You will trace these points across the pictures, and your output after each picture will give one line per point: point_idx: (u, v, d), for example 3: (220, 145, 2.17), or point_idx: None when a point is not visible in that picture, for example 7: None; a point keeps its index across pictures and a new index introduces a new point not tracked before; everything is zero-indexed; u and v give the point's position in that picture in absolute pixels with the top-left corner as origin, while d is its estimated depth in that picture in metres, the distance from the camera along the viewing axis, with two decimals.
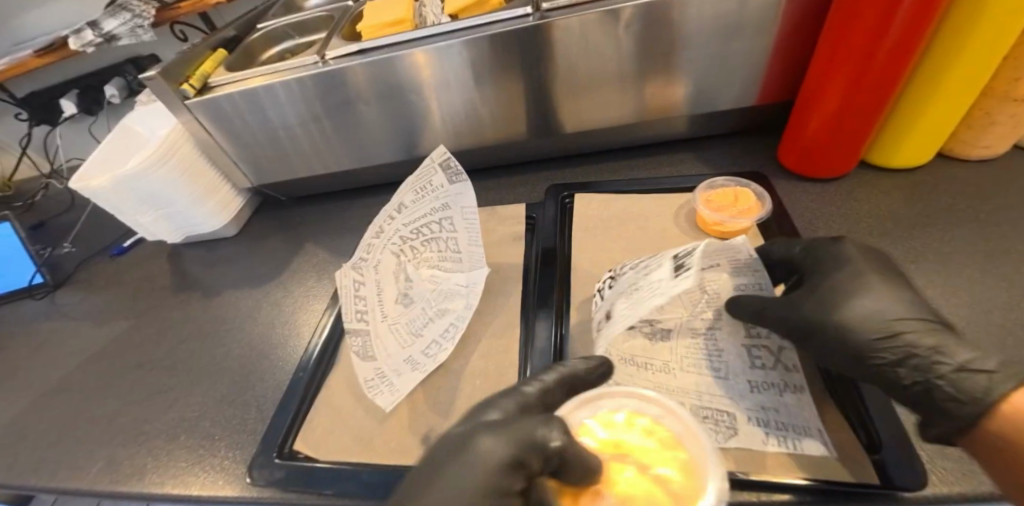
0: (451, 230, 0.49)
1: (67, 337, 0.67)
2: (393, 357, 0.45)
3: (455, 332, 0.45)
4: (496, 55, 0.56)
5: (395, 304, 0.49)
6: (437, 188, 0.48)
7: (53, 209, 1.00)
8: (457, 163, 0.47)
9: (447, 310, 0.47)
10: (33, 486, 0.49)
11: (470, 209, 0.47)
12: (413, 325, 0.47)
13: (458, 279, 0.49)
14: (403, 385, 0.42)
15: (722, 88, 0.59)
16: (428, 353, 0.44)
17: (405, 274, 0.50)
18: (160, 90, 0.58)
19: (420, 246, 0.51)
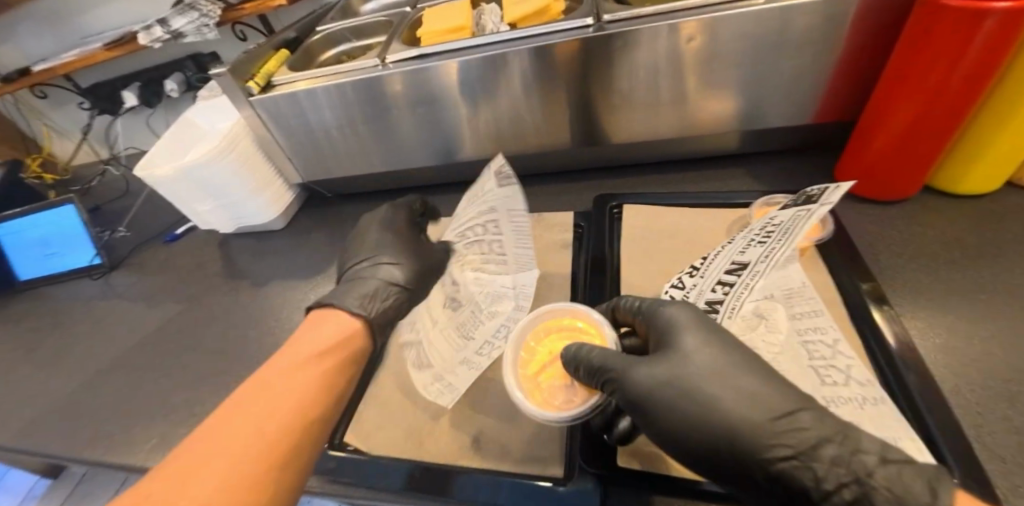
0: (498, 230, 0.47)
1: (121, 317, 0.70)
2: (448, 358, 0.44)
3: (507, 335, 0.44)
4: (552, 65, 0.57)
5: (444, 310, 0.47)
6: (487, 191, 0.47)
7: (108, 194, 1.05)
8: (505, 167, 0.46)
9: (497, 313, 0.45)
10: (89, 458, 0.51)
11: (518, 208, 0.45)
12: (463, 328, 0.45)
13: (506, 280, 0.47)
14: (459, 384, 0.42)
15: (779, 106, 0.58)
16: (482, 352, 0.43)
17: (450, 279, 0.49)
18: (228, 86, 0.60)
19: (465, 249, 0.50)
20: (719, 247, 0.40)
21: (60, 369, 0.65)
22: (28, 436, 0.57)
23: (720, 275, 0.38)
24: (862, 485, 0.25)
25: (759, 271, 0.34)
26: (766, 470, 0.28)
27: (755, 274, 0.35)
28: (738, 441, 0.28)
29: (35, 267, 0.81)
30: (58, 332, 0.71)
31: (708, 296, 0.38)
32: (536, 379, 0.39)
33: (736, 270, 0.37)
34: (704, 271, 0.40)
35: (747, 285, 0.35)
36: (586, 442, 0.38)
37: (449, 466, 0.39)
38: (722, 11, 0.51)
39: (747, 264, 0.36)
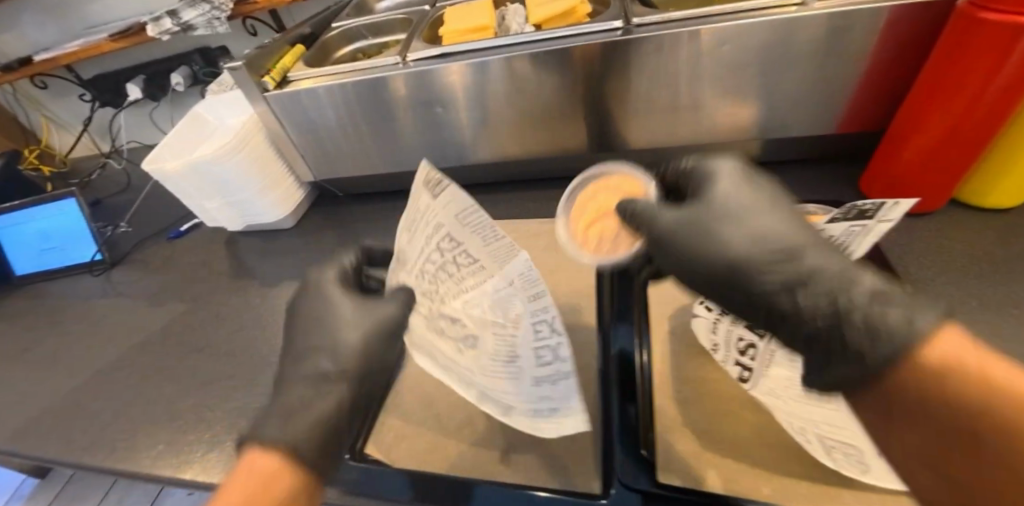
0: (462, 241, 0.35)
1: (123, 316, 0.68)
2: (522, 392, 0.34)
3: (549, 330, 0.32)
4: (579, 68, 0.56)
5: (464, 356, 0.36)
6: (424, 211, 0.35)
7: (109, 188, 1.02)
8: (430, 173, 0.34)
9: (518, 318, 0.34)
10: (90, 463, 0.49)
11: (467, 207, 0.33)
12: (501, 351, 0.34)
13: (501, 285, 0.35)
14: (564, 398, 0.33)
15: (805, 115, 0.57)
16: (544, 362, 0.32)
17: (445, 319, 0.37)
18: (243, 81, 0.59)
19: (435, 281, 0.37)
20: None
21: (59, 368, 0.62)
22: (25, 438, 0.54)
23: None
24: (845, 313, 0.24)
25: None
26: (759, 295, 0.27)
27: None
28: (745, 265, 0.27)
29: (33, 262, 0.78)
30: (57, 330, 0.69)
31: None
32: (587, 232, 0.42)
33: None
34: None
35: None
36: (628, 453, 0.36)
37: (479, 480, 0.37)
38: (755, 17, 0.50)
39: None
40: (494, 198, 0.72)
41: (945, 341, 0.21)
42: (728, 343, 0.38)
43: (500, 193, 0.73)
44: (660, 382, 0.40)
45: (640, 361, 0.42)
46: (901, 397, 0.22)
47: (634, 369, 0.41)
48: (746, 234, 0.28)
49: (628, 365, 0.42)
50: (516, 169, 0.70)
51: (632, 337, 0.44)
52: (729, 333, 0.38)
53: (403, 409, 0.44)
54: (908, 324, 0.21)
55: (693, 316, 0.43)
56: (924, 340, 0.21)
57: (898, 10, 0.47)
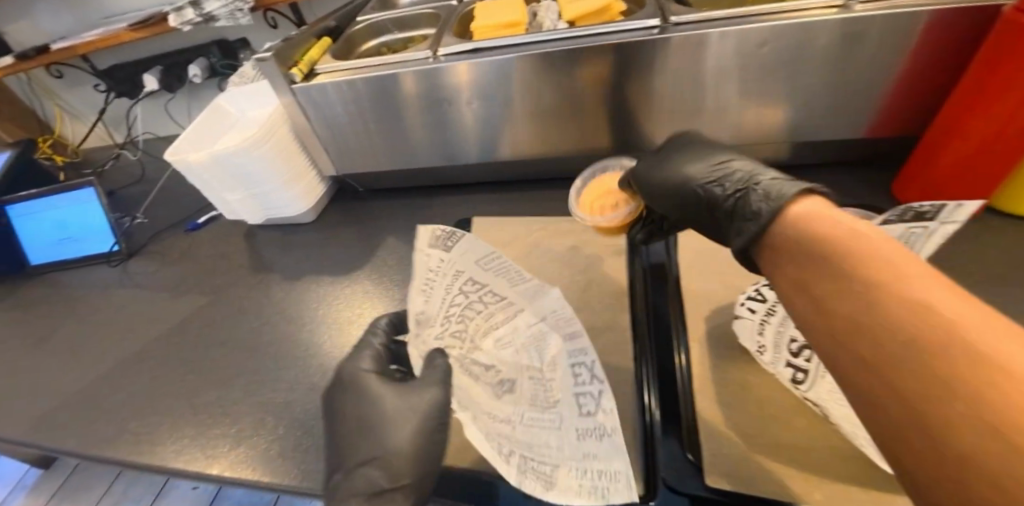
0: (484, 284, 0.40)
1: (142, 307, 0.67)
2: (566, 448, 0.32)
3: (590, 374, 0.35)
4: (611, 66, 0.55)
5: (502, 402, 0.35)
6: (439, 265, 0.40)
7: (123, 179, 1.02)
8: (439, 229, 0.41)
9: (554, 359, 0.37)
10: (114, 456, 0.48)
11: (488, 254, 0.40)
12: (537, 398, 0.35)
13: (532, 320, 0.39)
14: (608, 454, 0.32)
15: (839, 118, 0.57)
16: (585, 411, 0.34)
17: (479, 365, 0.39)
18: (271, 72, 0.59)
19: (467, 328, 0.40)
20: None
21: (76, 359, 0.62)
22: (45, 429, 0.54)
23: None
24: (745, 191, 0.33)
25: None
26: (700, 198, 0.38)
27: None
28: (694, 183, 0.39)
29: (49, 252, 0.78)
30: (75, 321, 0.68)
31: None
32: (593, 206, 0.53)
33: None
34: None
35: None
36: (670, 457, 0.36)
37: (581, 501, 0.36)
38: (795, 18, 0.49)
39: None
40: (517, 196, 0.72)
41: (799, 200, 0.28)
42: (778, 345, 0.37)
43: (523, 191, 0.72)
44: (700, 384, 0.39)
45: (678, 365, 0.42)
46: (779, 239, 0.28)
47: (673, 372, 0.41)
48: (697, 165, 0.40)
49: (666, 369, 0.42)
50: (540, 168, 0.70)
51: (668, 339, 0.44)
52: (780, 334, 0.37)
53: None
54: (785, 191, 0.29)
55: (737, 317, 0.41)
56: (793, 197, 0.28)
57: (940, 13, 0.46)
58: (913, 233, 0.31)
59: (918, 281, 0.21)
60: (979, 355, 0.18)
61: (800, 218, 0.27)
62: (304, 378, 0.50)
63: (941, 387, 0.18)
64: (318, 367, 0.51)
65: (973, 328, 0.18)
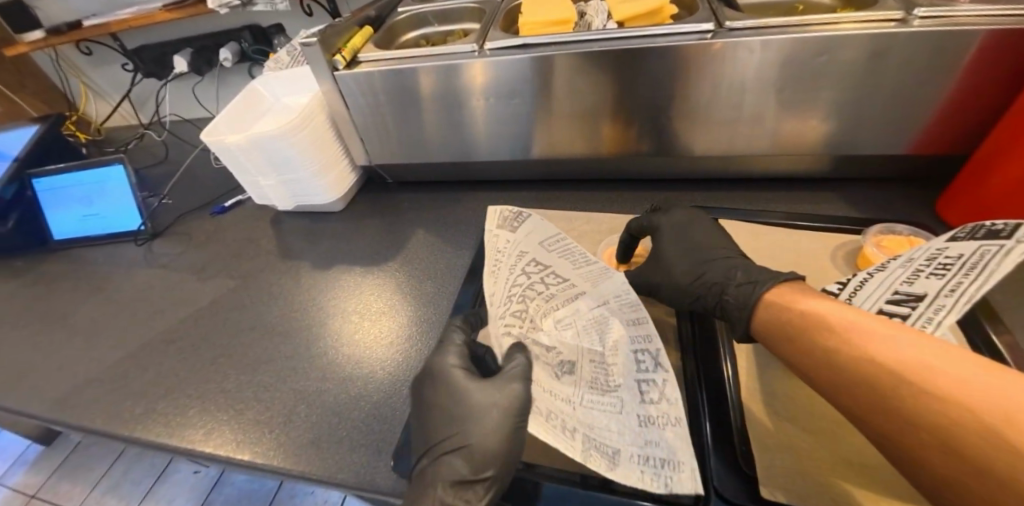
0: (546, 265, 0.45)
1: (168, 288, 0.66)
2: (627, 432, 0.35)
3: (653, 361, 0.39)
4: (660, 70, 0.55)
5: (562, 381, 0.39)
6: (506, 244, 0.47)
7: (147, 159, 1.01)
8: (510, 213, 0.49)
9: (617, 344, 0.40)
10: (141, 435, 0.48)
11: (552, 236, 0.48)
12: (598, 381, 0.38)
13: (592, 305, 0.43)
14: (671, 444, 0.34)
15: (885, 134, 0.56)
16: (647, 399, 0.36)
17: (539, 346, 0.41)
18: (315, 57, 0.58)
19: (534, 309, 0.43)
20: (878, 270, 0.36)
21: (102, 336, 0.61)
22: (70, 405, 0.53)
23: (880, 302, 0.34)
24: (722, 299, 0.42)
25: (944, 305, 0.30)
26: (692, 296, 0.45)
27: (937, 308, 0.30)
28: (683, 279, 0.46)
29: (75, 228, 0.78)
30: (100, 298, 0.68)
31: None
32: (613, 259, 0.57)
33: (907, 302, 0.33)
34: (847, 298, 0.37)
35: (927, 320, 0.31)
36: (724, 466, 0.35)
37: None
38: (853, 29, 0.49)
39: (923, 297, 0.32)
40: (549, 196, 0.71)
41: (773, 289, 0.38)
42: None
43: (555, 191, 0.72)
44: (746, 397, 0.39)
45: (724, 372, 0.41)
46: (775, 329, 0.35)
47: (720, 380, 0.41)
48: (682, 251, 0.47)
49: (713, 379, 0.41)
50: (575, 170, 0.69)
51: (712, 346, 0.44)
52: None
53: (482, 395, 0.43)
54: (765, 288, 0.38)
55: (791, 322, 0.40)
56: (771, 287, 0.38)
57: (1005, 31, 0.45)
58: (987, 251, 0.30)
59: (883, 343, 0.28)
60: (939, 399, 0.24)
61: (773, 306, 0.36)
62: (334, 367, 0.50)
63: (925, 433, 0.24)
64: (348, 357, 0.51)
65: (927, 374, 0.25)
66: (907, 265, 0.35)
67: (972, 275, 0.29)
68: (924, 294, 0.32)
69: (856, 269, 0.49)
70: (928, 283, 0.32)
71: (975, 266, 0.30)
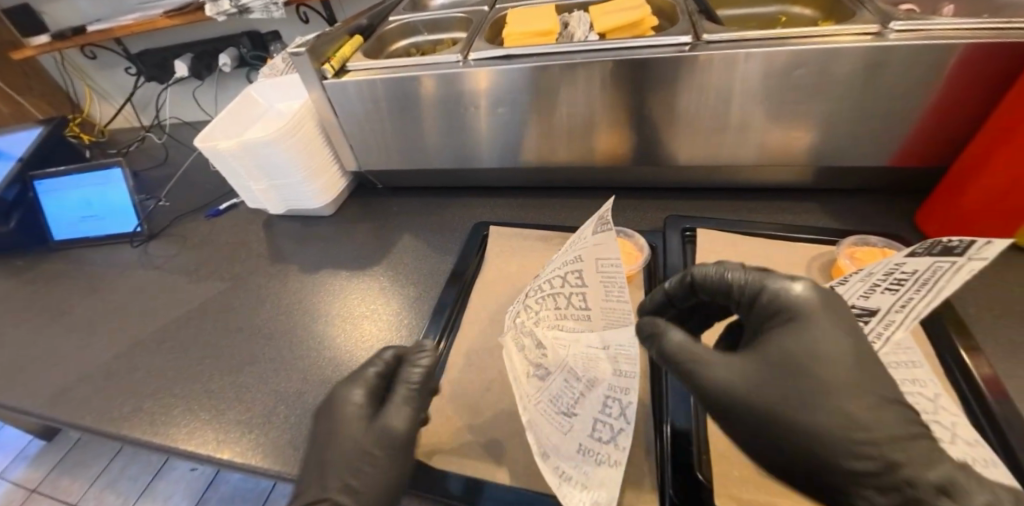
0: (583, 285, 0.40)
1: (160, 289, 0.68)
2: (563, 447, 0.35)
3: (619, 409, 0.35)
4: (640, 79, 0.55)
5: (530, 380, 0.39)
6: (578, 240, 0.39)
7: (147, 162, 1.03)
8: (605, 211, 0.37)
9: (596, 381, 0.38)
10: (127, 433, 0.49)
11: (613, 263, 0.37)
12: (560, 403, 0.37)
13: (593, 344, 0.40)
14: (599, 478, 0.33)
15: (864, 145, 0.56)
16: (598, 436, 0.35)
17: (530, 340, 0.41)
18: (303, 67, 0.60)
19: (547, 306, 0.42)
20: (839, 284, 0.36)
21: (95, 336, 0.63)
22: (61, 402, 0.55)
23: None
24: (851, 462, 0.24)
25: (893, 321, 0.30)
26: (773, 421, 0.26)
27: (887, 323, 0.31)
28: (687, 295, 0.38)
29: (74, 229, 0.80)
30: (95, 297, 0.70)
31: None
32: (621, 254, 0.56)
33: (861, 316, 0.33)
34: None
35: (877, 334, 0.31)
36: (681, 477, 0.35)
37: None
38: (830, 43, 0.49)
39: (875, 312, 0.32)
40: (535, 202, 0.72)
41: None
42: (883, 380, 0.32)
43: (541, 197, 0.73)
44: None
45: None
46: None
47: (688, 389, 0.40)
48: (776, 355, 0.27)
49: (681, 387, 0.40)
50: (560, 176, 0.70)
51: None
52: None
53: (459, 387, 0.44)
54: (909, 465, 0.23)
55: None
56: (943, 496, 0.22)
57: (978, 47, 0.46)
58: (939, 266, 0.29)
59: None
60: None
61: None
62: (318, 366, 0.51)
63: None
64: (329, 359, 0.52)
65: None
66: (868, 279, 0.34)
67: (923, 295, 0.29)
68: (877, 309, 0.32)
69: (831, 280, 0.49)
70: (881, 297, 0.32)
71: (926, 282, 0.29)
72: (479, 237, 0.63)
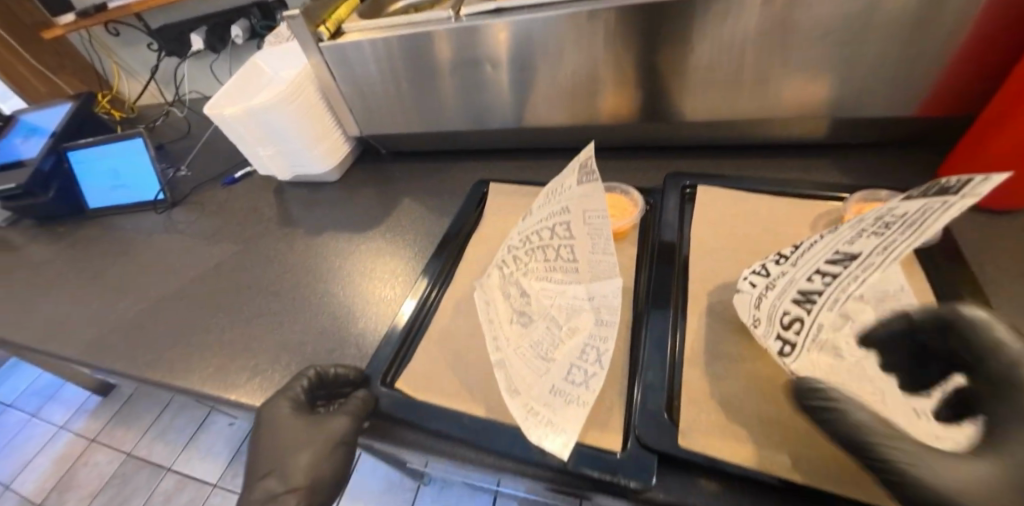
0: (569, 236, 0.42)
1: (181, 251, 0.72)
2: (535, 387, 0.35)
3: (595, 356, 0.35)
4: (638, 28, 0.53)
5: (512, 327, 0.40)
6: (565, 189, 0.42)
7: (171, 135, 1.08)
8: (588, 161, 0.40)
9: (577, 330, 0.38)
10: (150, 378, 0.54)
11: (598, 213, 0.40)
12: (539, 348, 0.38)
13: (580, 295, 0.40)
14: (567, 418, 0.33)
15: (883, 93, 0.52)
16: (573, 379, 0.35)
17: (516, 288, 0.42)
18: (299, 29, 0.60)
19: (527, 255, 0.44)
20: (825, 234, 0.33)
21: (124, 293, 0.68)
22: (95, 350, 0.60)
23: (819, 264, 0.32)
24: None
25: (873, 263, 0.27)
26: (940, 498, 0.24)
27: (867, 265, 0.27)
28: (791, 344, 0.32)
29: (105, 197, 0.85)
30: (125, 259, 0.75)
31: (801, 285, 0.32)
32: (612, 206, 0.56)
33: (840, 261, 0.30)
34: (796, 260, 0.35)
35: (853, 278, 0.28)
36: (651, 421, 0.34)
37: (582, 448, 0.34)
38: None
39: (856, 256, 0.28)
40: (535, 164, 0.71)
41: None
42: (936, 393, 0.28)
43: (541, 159, 0.72)
44: (691, 355, 0.38)
45: (672, 335, 0.40)
46: None
47: (668, 340, 0.40)
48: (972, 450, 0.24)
49: (662, 338, 0.40)
50: (560, 137, 0.69)
51: (666, 310, 0.42)
52: (776, 307, 0.34)
53: (444, 337, 0.45)
54: None
55: (738, 291, 0.39)
56: None
57: None
58: (930, 207, 0.25)
59: None
60: None
61: None
62: (319, 319, 0.54)
63: None
64: (329, 313, 0.54)
65: None
66: (857, 227, 0.31)
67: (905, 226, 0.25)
68: (857, 253, 0.28)
69: None
70: (864, 241, 0.29)
71: (914, 222, 0.25)
72: (476, 196, 0.63)
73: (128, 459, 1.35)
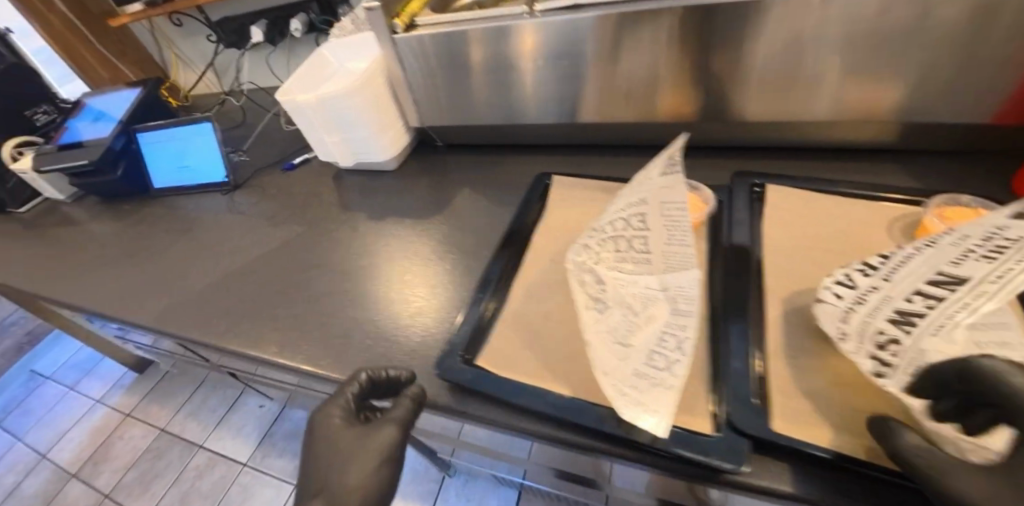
0: (643, 227, 0.42)
1: (244, 232, 0.75)
2: (621, 369, 0.36)
3: (675, 343, 0.36)
4: (713, 28, 0.53)
5: (588, 313, 0.40)
6: (643, 181, 0.43)
7: (227, 122, 1.12)
8: (675, 154, 0.42)
9: (654, 318, 0.38)
10: (223, 348, 0.56)
11: (679, 205, 0.41)
12: (617, 333, 0.38)
13: (649, 286, 0.40)
14: (656, 401, 0.34)
15: (960, 101, 0.52)
16: (655, 364, 0.36)
17: (590, 276, 0.42)
18: (376, 21, 0.63)
19: (601, 244, 0.43)
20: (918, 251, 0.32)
21: (191, 269, 0.71)
22: (166, 320, 0.63)
23: (916, 283, 0.30)
24: None
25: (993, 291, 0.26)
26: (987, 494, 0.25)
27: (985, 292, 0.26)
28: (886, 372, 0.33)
29: (169, 178, 0.89)
30: (189, 236, 0.78)
31: (898, 303, 0.31)
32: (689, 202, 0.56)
33: (945, 283, 0.28)
34: (888, 274, 0.33)
35: (965, 305, 0.27)
36: (737, 407, 0.35)
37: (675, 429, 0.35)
38: None
39: (966, 281, 0.27)
40: (591, 162, 0.73)
41: None
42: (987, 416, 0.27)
43: (597, 156, 0.73)
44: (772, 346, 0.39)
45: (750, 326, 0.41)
46: None
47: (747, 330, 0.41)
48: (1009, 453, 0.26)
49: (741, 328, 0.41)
50: (618, 136, 0.70)
51: (743, 303, 0.43)
52: (867, 324, 0.32)
53: (517, 322, 0.47)
54: None
55: (818, 301, 0.38)
56: None
57: None
58: None
59: None
60: None
61: None
62: (386, 300, 0.56)
63: None
64: (395, 295, 0.56)
65: None
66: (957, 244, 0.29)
67: (1013, 251, 0.26)
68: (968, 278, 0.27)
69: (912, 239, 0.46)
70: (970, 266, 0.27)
71: None
72: (537, 188, 0.64)
73: (162, 434, 1.40)
